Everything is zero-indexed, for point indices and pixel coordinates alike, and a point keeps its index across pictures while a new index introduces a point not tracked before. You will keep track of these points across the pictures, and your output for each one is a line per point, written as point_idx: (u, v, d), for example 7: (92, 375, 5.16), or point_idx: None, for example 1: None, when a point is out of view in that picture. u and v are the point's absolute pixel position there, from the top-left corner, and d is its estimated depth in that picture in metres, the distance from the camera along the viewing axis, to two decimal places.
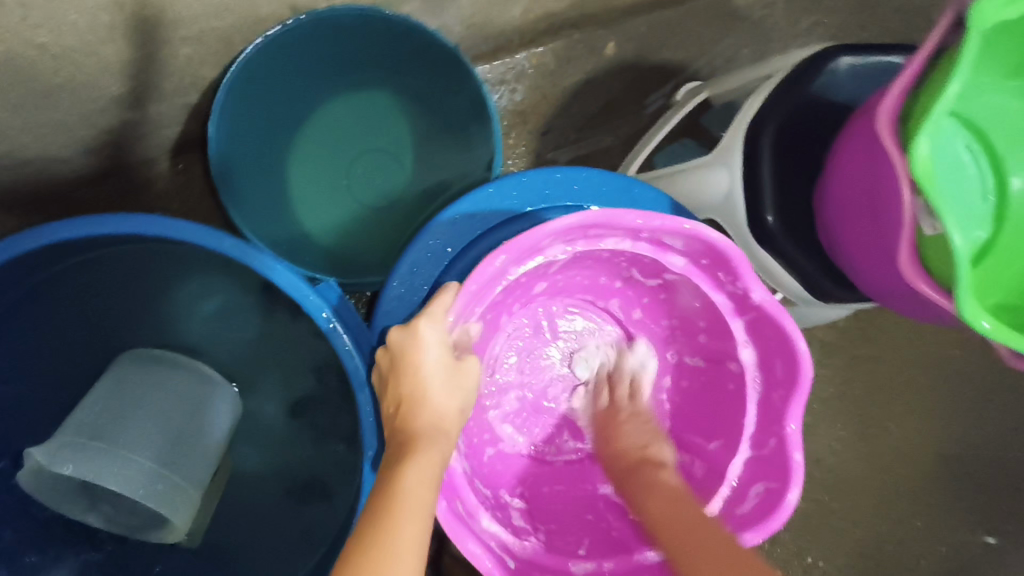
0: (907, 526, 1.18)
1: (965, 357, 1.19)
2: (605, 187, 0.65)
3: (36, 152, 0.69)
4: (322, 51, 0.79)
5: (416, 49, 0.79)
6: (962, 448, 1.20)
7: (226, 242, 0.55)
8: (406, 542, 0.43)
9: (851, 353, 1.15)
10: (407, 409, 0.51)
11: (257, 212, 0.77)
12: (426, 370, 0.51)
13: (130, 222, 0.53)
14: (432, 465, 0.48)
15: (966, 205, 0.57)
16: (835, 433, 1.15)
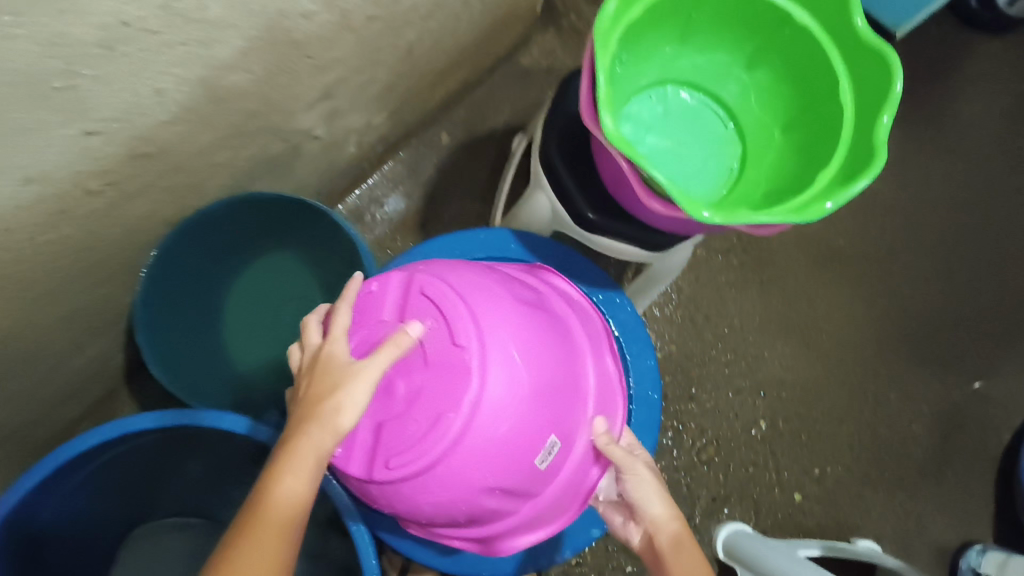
0: (884, 402, 1.28)
1: (852, 241, 1.34)
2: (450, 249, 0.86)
3: (14, 424, 0.82)
4: (212, 249, 0.92)
5: (280, 215, 0.92)
6: (893, 316, 1.32)
7: (174, 417, 0.69)
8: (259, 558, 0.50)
9: (757, 280, 1.29)
10: (294, 409, 0.54)
11: (212, 395, 0.90)
12: (315, 374, 0.54)
13: (95, 435, 0.67)
14: (302, 482, 0.52)
15: (668, 154, 0.77)
16: (780, 352, 1.27)
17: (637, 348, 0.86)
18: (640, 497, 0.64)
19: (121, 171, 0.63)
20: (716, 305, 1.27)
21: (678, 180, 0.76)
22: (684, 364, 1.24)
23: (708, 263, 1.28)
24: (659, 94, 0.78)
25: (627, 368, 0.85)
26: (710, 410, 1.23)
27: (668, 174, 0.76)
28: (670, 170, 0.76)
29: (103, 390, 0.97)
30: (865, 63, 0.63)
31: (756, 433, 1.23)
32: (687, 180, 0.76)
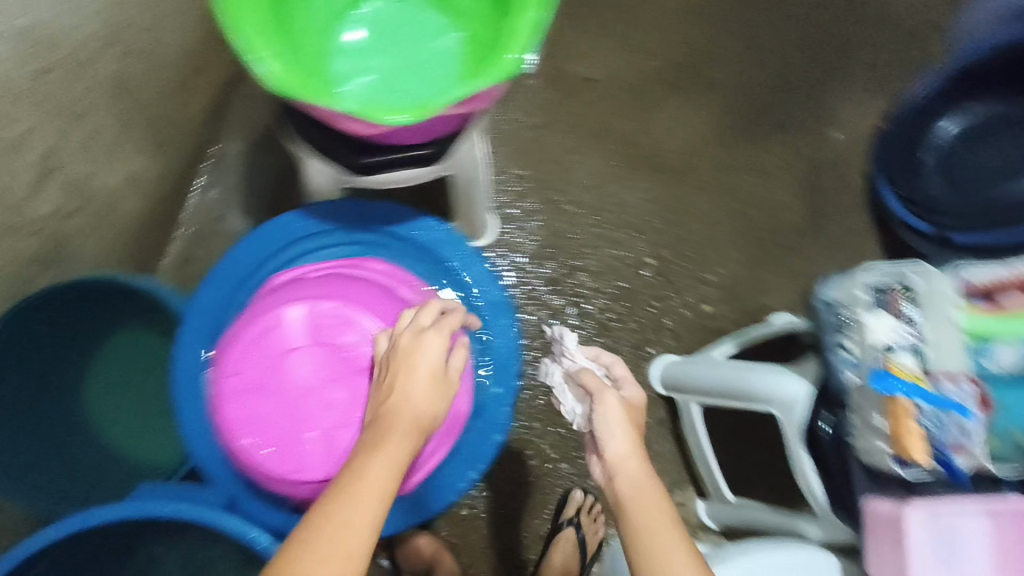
0: (746, 189, 1.33)
1: (657, 58, 1.35)
2: (243, 253, 0.81)
3: None
4: (40, 360, 0.89)
5: (92, 300, 0.90)
6: (723, 108, 1.35)
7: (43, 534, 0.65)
8: (369, 501, 0.59)
9: (590, 135, 1.30)
10: (390, 399, 0.71)
11: (106, 486, 0.92)
12: (410, 366, 0.72)
13: None
14: (374, 491, 0.60)
15: (404, 73, 0.74)
16: (638, 190, 1.30)
17: (464, 260, 0.86)
18: (603, 428, 0.78)
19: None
20: (561, 177, 1.28)
21: (428, 93, 0.72)
22: (560, 243, 1.26)
23: (538, 142, 1.29)
24: (363, 20, 0.76)
25: (461, 282, 0.87)
26: (599, 272, 1.26)
27: (417, 93, 0.72)
28: (414, 88, 0.73)
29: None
30: None
31: (648, 269, 1.27)
32: (430, 79, 0.73)
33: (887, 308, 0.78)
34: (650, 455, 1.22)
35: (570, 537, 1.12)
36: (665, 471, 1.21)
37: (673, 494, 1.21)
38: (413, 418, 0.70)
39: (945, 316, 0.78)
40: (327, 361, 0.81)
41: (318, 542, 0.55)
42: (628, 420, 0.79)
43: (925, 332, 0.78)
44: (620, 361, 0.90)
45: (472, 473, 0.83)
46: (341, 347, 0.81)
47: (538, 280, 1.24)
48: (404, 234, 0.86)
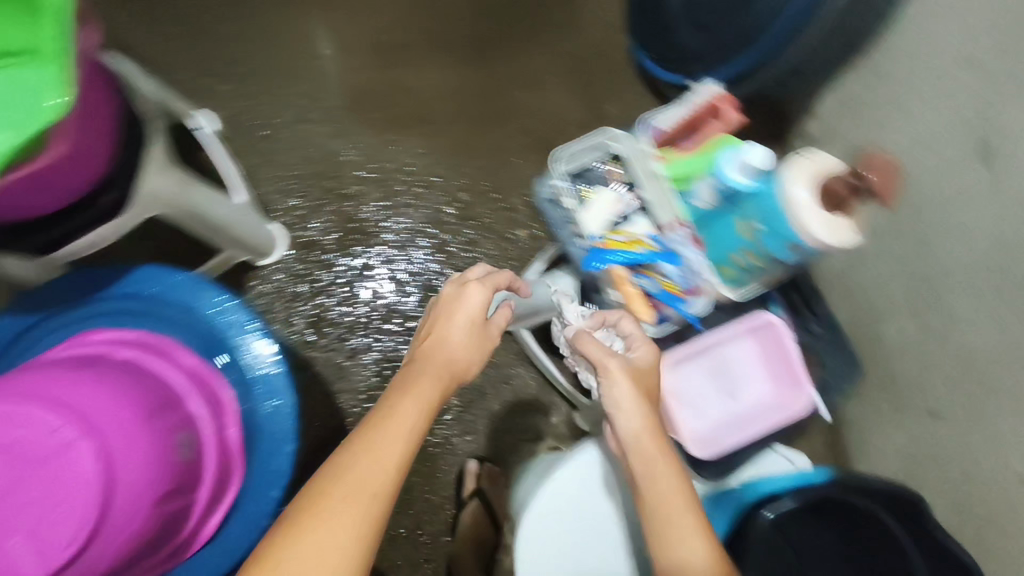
0: (520, 104, 1.32)
1: (388, 14, 1.32)
2: None
3: None
4: None
5: None
6: (471, 36, 1.33)
7: None
8: (391, 450, 0.64)
9: (351, 112, 1.28)
10: (431, 343, 0.77)
11: None
12: (455, 314, 0.79)
13: None
14: (375, 465, 0.62)
15: None
16: (414, 146, 1.29)
17: (195, 294, 0.82)
18: (621, 379, 0.70)
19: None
20: (333, 162, 1.26)
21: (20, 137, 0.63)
22: (357, 226, 1.25)
23: (301, 136, 1.26)
24: None
25: (201, 316, 0.82)
26: (406, 235, 1.26)
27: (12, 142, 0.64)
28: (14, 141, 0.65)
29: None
30: None
31: (452, 213, 1.27)
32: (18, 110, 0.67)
33: (600, 180, 0.82)
34: (520, 388, 1.23)
35: (477, 505, 1.15)
36: (537, 399, 1.23)
37: (553, 417, 1.22)
38: (448, 365, 0.75)
39: (649, 168, 0.78)
40: (3, 466, 0.54)
41: (323, 504, 0.59)
42: (645, 368, 0.72)
43: (640, 188, 0.80)
44: (628, 316, 0.76)
45: (276, 490, 0.78)
46: (12, 445, 0.54)
47: (349, 269, 1.24)
48: (121, 291, 0.80)
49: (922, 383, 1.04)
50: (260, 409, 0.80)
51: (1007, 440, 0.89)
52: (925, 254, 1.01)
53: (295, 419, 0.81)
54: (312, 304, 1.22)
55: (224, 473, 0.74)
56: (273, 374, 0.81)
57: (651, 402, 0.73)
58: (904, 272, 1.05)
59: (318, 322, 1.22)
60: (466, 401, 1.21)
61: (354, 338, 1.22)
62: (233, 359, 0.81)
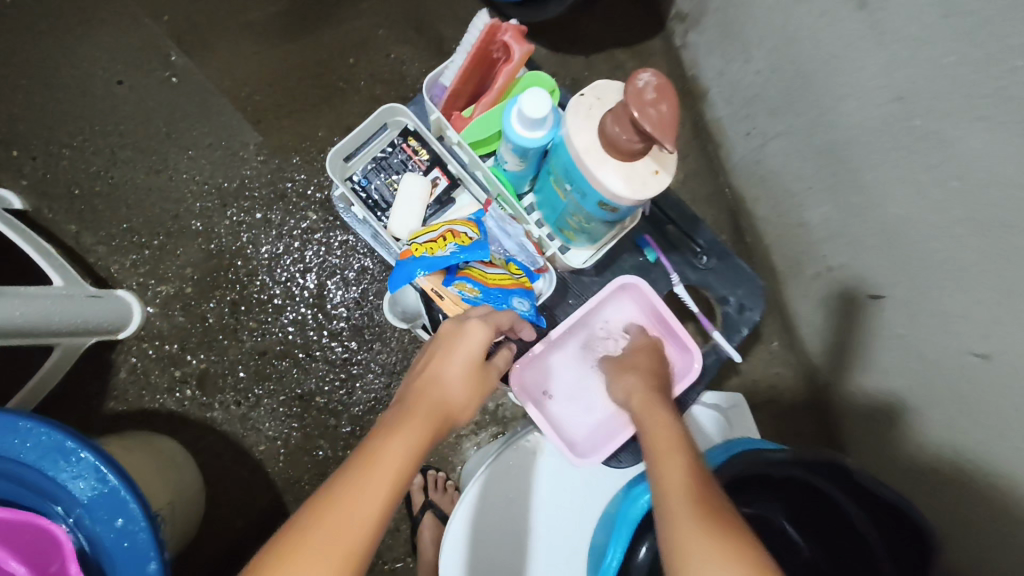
0: (355, 71, 1.14)
1: (177, 15, 1.14)
2: None
3: None
4: None
5: None
6: (277, 11, 1.15)
7: None
8: (370, 508, 0.46)
9: (171, 136, 1.12)
10: (422, 381, 0.57)
11: None
12: (456, 349, 0.59)
13: None
14: (334, 537, 0.44)
15: None
16: (251, 153, 1.13)
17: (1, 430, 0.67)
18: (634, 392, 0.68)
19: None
20: (170, 201, 1.12)
21: None
22: (214, 264, 1.11)
23: (125, 181, 1.11)
24: None
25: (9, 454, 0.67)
26: (273, 258, 1.12)
27: None
28: None
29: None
30: None
31: (316, 222, 1.13)
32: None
33: (404, 170, 0.77)
34: None
35: (430, 520, 1.06)
36: None
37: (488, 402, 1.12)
38: (439, 406, 0.55)
39: (445, 141, 0.75)
40: None
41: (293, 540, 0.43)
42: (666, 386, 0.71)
43: (447, 163, 0.76)
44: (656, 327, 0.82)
45: None
46: None
47: (221, 311, 1.10)
48: None
49: (854, 264, 0.92)
50: (104, 534, 0.68)
51: (947, 310, 0.79)
52: (824, 121, 0.87)
53: (153, 529, 0.69)
54: (191, 361, 1.09)
55: None
56: (111, 490, 0.68)
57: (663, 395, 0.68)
58: (808, 148, 0.92)
59: (202, 378, 1.09)
60: None
61: (247, 383, 1.09)
62: (59, 487, 0.69)
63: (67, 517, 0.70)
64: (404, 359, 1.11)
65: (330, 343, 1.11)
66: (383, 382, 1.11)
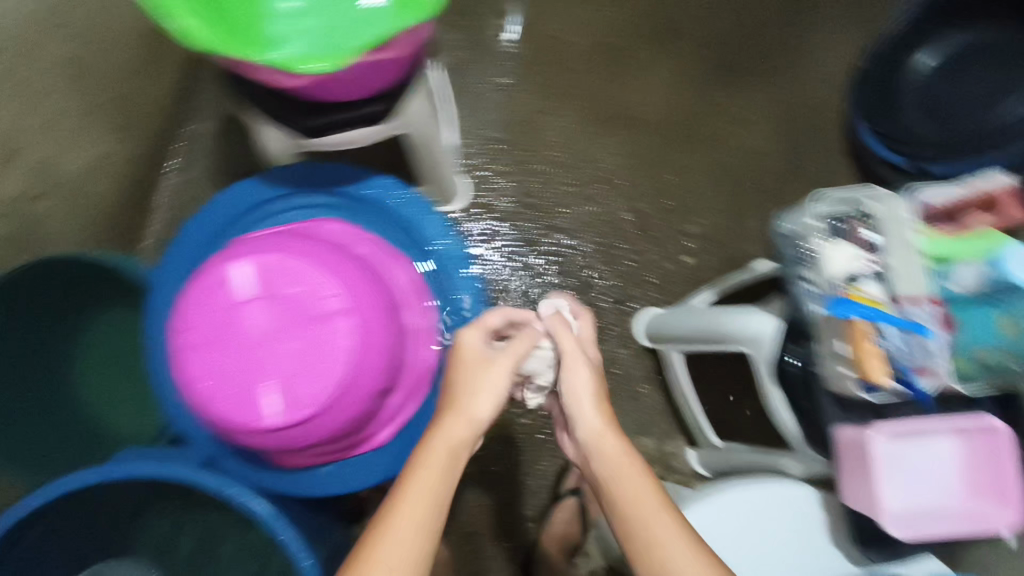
0: (722, 136, 1.31)
1: (623, 11, 1.33)
2: (212, 216, 0.83)
3: None
4: (49, 332, 0.92)
5: (87, 284, 0.93)
6: (694, 55, 1.33)
7: (75, 479, 0.69)
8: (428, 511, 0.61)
9: (565, 90, 1.29)
10: (451, 414, 0.67)
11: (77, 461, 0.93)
12: (479, 388, 0.69)
13: (48, 492, 0.69)
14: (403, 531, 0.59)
15: None
16: (611, 143, 1.29)
17: (419, 214, 0.86)
18: (568, 394, 0.72)
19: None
20: (533, 135, 1.28)
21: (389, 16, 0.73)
22: (535, 204, 1.26)
23: (509, 102, 1.28)
24: None
25: (418, 236, 0.86)
26: (577, 228, 1.25)
27: None
28: None
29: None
30: None
31: (626, 224, 1.26)
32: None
33: None
34: (641, 406, 1.23)
35: (570, 505, 1.14)
36: (654, 422, 1.23)
37: (664, 444, 1.22)
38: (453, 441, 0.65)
39: (905, 239, 0.77)
40: (280, 313, 0.62)
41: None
42: (585, 387, 0.71)
43: None
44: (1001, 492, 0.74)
45: None
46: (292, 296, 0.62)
47: (516, 240, 1.24)
48: (360, 193, 0.86)
49: None
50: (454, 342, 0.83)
51: None
52: None
53: None
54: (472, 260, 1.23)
55: (414, 383, 0.80)
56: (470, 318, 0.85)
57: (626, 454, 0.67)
58: None
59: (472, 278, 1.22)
60: None
61: (504, 306, 1.20)
62: (443, 288, 0.86)
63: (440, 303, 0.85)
64: (624, 366, 1.23)
65: (580, 318, 1.23)
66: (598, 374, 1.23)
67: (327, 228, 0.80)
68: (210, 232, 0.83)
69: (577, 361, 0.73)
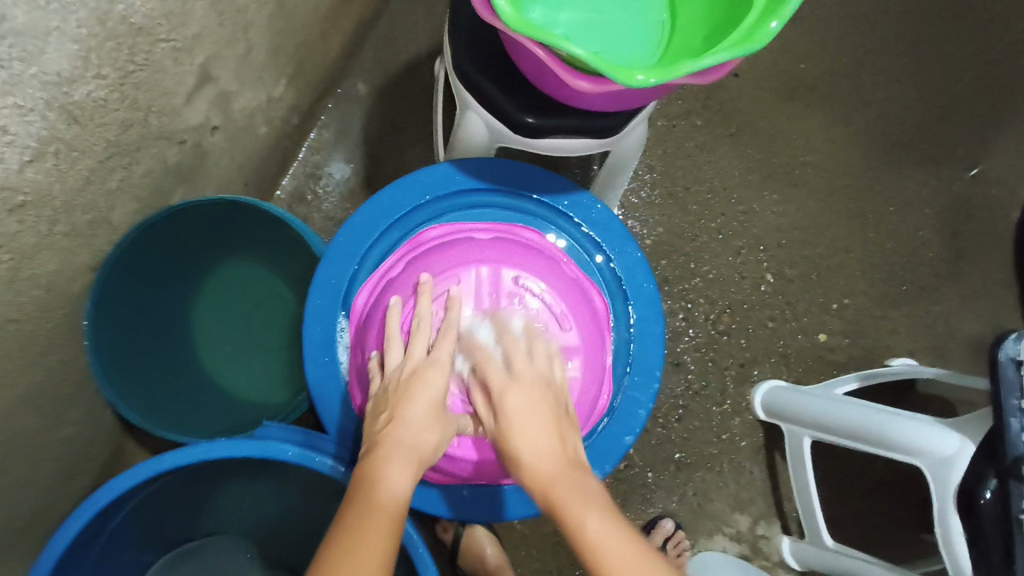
0: (885, 218, 1.23)
1: (815, 63, 1.24)
2: (405, 189, 0.76)
3: (50, 498, 0.80)
4: (180, 265, 0.89)
5: (229, 226, 0.88)
6: (875, 127, 1.25)
7: (222, 447, 0.63)
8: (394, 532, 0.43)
9: (736, 134, 1.22)
10: (390, 429, 0.51)
11: (182, 405, 0.87)
12: (419, 395, 0.54)
13: (178, 457, 0.62)
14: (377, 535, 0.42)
15: (618, 42, 0.67)
16: (770, 200, 1.22)
17: (617, 244, 0.78)
18: (508, 428, 0.52)
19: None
20: (693, 173, 1.20)
21: (648, 59, 0.67)
22: (678, 244, 1.19)
23: (674, 132, 1.21)
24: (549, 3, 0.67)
25: (613, 269, 0.78)
26: (715, 280, 1.19)
27: (640, 59, 0.66)
28: (630, 58, 0.67)
29: (108, 465, 0.91)
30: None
31: (767, 287, 1.20)
32: (619, 53, 0.67)
33: None
34: (744, 480, 1.16)
35: None
36: (752, 500, 1.15)
37: (758, 525, 1.15)
38: (414, 447, 0.50)
39: None
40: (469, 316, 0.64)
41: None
42: (535, 411, 0.52)
43: None
44: None
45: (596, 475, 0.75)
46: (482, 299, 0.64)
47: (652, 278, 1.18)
48: (563, 204, 0.77)
49: None
50: (625, 392, 0.76)
51: None
52: None
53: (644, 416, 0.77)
54: None
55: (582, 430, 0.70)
56: (654, 362, 0.77)
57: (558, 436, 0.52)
58: None
59: None
60: (689, 461, 1.15)
61: None
62: (625, 332, 0.77)
63: (629, 345, 0.77)
64: (734, 435, 1.16)
65: (699, 373, 1.17)
66: (706, 436, 1.16)
67: (527, 234, 0.73)
68: (397, 202, 0.76)
69: (526, 382, 0.55)
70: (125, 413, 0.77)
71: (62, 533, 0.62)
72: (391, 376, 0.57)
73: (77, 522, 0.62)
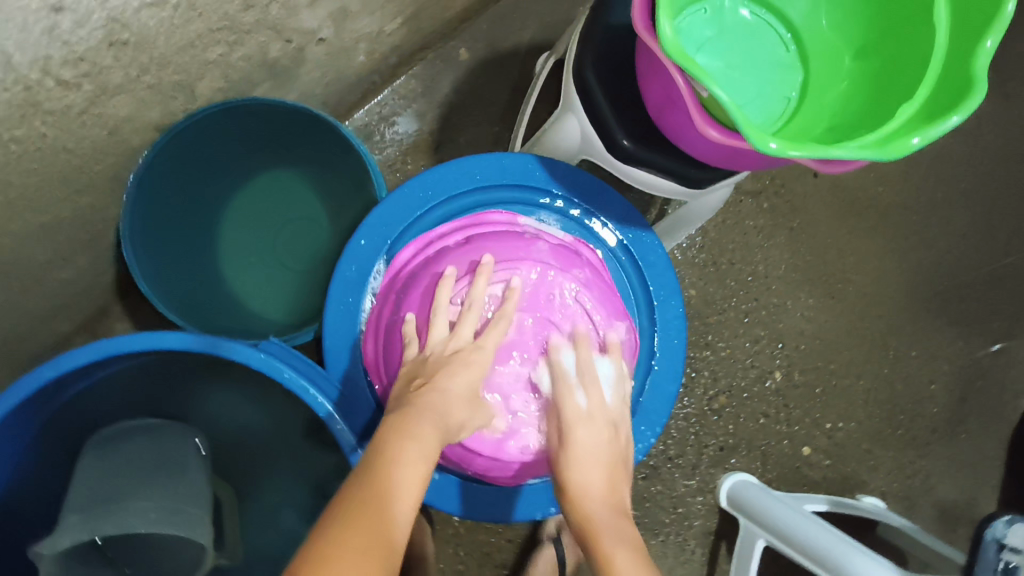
0: (905, 360, 1.23)
1: (890, 192, 1.24)
2: (487, 167, 0.77)
3: (24, 333, 0.78)
4: (228, 152, 0.87)
5: (292, 130, 0.86)
6: (926, 272, 1.25)
7: (222, 345, 0.61)
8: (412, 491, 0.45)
9: (795, 230, 1.22)
10: (426, 393, 0.56)
11: (186, 289, 0.84)
12: (459, 373, 0.59)
13: (172, 338, 0.60)
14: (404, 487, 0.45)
15: (747, 101, 0.67)
16: (805, 303, 1.22)
17: (663, 293, 0.80)
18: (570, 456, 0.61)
19: (61, 74, 0.56)
20: (742, 251, 1.20)
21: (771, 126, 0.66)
22: (702, 313, 1.19)
23: (737, 206, 1.20)
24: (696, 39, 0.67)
25: (652, 313, 0.80)
26: (725, 359, 1.19)
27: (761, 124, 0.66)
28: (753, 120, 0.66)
29: (92, 323, 0.89)
30: (872, 19, 0.61)
31: (771, 383, 1.19)
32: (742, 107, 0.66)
33: None
34: (683, 557, 1.15)
35: None
36: None
37: None
38: (442, 419, 0.54)
39: None
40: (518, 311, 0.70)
41: (352, 529, 0.40)
42: (597, 452, 0.61)
43: None
44: None
45: None
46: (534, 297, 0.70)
47: None
48: (627, 238, 0.79)
49: None
50: None
51: None
52: None
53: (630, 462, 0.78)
54: None
55: None
56: (660, 415, 0.78)
57: (587, 462, 0.61)
58: None
59: None
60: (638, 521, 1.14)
61: None
62: (640, 378, 0.79)
63: (642, 392, 0.79)
64: (690, 512, 1.15)
65: (676, 442, 1.17)
66: (662, 502, 1.15)
67: (588, 252, 0.76)
68: (477, 176, 0.77)
69: (596, 421, 0.64)
70: (133, 275, 0.75)
71: (34, 373, 0.60)
72: (433, 349, 0.62)
73: (54, 368, 0.60)
